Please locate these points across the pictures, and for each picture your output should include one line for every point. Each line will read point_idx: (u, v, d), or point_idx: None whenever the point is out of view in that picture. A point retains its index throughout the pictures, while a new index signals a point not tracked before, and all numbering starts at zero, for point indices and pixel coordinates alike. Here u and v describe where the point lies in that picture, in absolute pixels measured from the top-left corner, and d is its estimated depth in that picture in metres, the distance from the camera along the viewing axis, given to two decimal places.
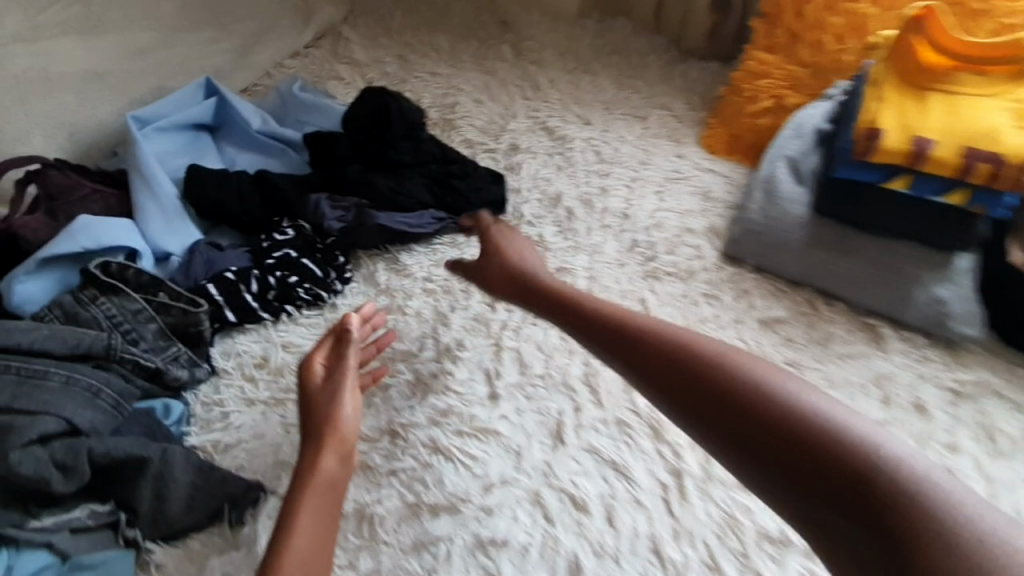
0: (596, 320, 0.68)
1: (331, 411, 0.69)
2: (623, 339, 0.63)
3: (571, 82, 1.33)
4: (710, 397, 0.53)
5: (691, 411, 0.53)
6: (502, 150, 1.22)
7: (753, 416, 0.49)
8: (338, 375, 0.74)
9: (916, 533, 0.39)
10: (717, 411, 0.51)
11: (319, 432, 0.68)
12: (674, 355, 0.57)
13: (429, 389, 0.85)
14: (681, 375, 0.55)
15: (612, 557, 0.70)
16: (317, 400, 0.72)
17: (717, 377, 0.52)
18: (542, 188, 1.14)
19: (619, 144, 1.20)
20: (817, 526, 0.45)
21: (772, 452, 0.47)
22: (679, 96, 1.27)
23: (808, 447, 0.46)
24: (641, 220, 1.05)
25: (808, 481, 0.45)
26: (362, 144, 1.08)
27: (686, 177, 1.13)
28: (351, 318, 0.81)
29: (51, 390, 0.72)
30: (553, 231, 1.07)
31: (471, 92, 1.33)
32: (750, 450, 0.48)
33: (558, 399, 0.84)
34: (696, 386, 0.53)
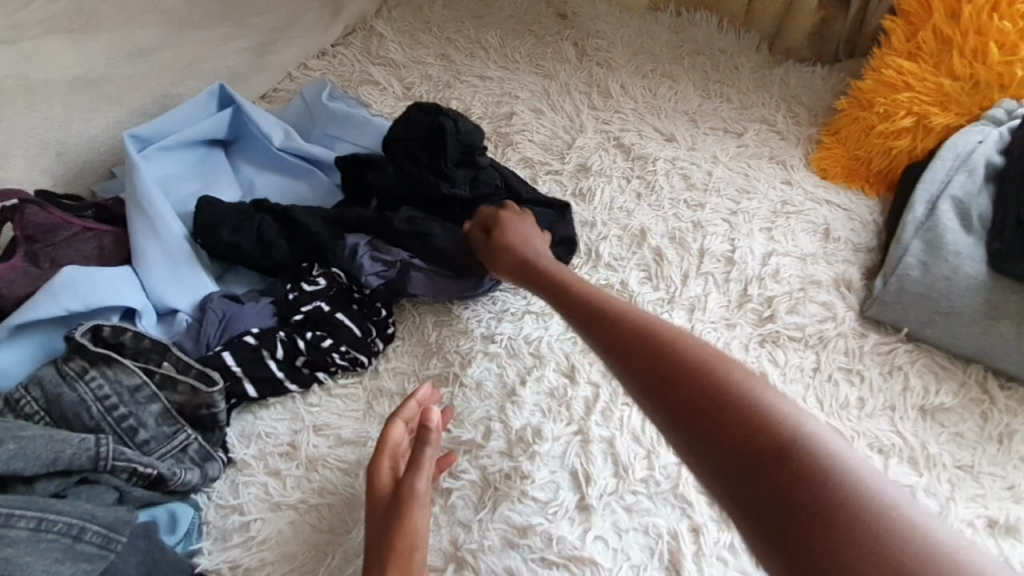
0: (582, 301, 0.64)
1: (384, 540, 0.57)
2: (587, 317, 0.61)
3: (647, 89, 1.13)
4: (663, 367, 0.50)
5: (656, 393, 0.49)
6: (569, 172, 1.03)
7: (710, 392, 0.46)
8: (400, 481, 0.61)
9: (830, 540, 0.36)
10: (664, 386, 0.48)
11: (378, 558, 0.57)
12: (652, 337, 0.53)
13: (500, 496, 0.66)
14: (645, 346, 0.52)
15: None
16: (372, 518, 0.60)
17: (661, 360, 0.50)
18: (621, 222, 0.95)
19: (711, 167, 1.00)
20: (741, 518, 0.41)
21: (735, 451, 0.42)
22: (779, 107, 1.07)
23: (759, 425, 0.42)
24: (750, 266, 0.85)
25: (745, 460, 0.41)
26: (412, 176, 0.89)
27: (800, 211, 0.92)
28: (407, 410, 0.67)
29: (13, 542, 0.55)
30: (639, 278, 0.88)
31: (529, 100, 1.13)
32: (689, 424, 0.45)
33: (666, 511, 0.64)
34: (643, 368, 0.51)
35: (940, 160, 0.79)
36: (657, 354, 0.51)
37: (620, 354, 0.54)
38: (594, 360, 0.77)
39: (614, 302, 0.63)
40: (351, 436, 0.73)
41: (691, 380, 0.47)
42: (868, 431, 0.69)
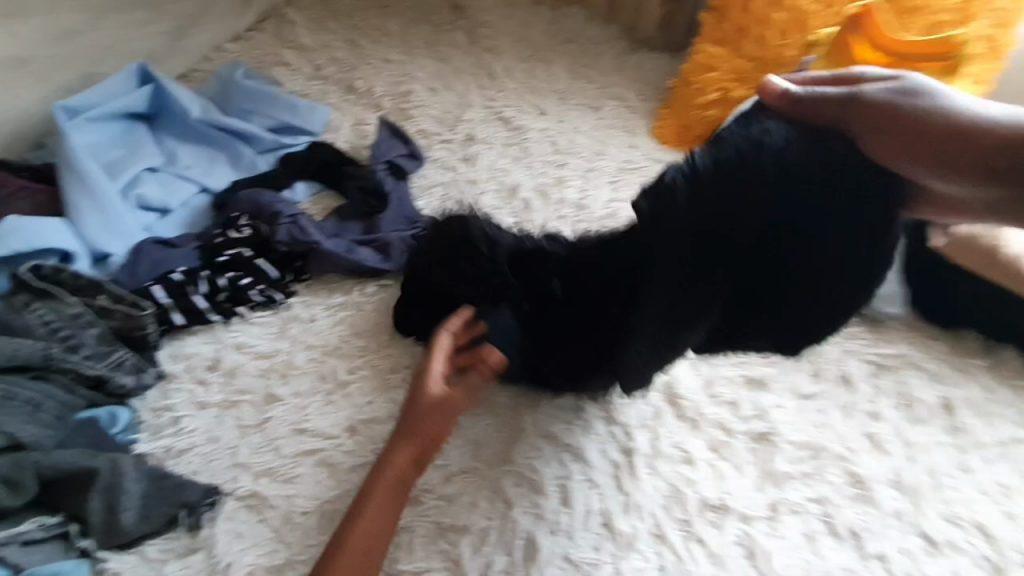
0: (944, 143, 0.62)
1: (422, 420, 0.73)
2: (914, 125, 0.62)
3: (527, 72, 1.34)
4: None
5: (970, 165, 0.61)
6: (458, 140, 1.22)
7: (998, 148, 0.60)
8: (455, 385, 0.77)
9: None
10: (1023, 170, 0.59)
11: (409, 427, 0.73)
12: (914, 123, 0.62)
13: (389, 385, 0.85)
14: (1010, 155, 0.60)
15: (569, 535, 0.73)
16: (394, 450, 0.72)
17: (986, 139, 0.61)
18: (499, 180, 1.15)
19: (575, 135, 1.22)
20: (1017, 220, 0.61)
21: (1021, 163, 0.59)
22: (631, 86, 1.30)
23: (1021, 140, 0.59)
24: (596, 211, 1.08)
25: (1015, 168, 0.60)
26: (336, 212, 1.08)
27: (638, 168, 1.16)
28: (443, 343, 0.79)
29: None
30: (511, 223, 1.08)
31: (425, 80, 1.31)
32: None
33: (514, 385, 0.84)
34: (915, 125, 0.62)
35: None
36: (932, 127, 0.62)
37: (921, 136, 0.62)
38: None
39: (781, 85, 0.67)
40: (265, 351, 0.89)
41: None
42: None
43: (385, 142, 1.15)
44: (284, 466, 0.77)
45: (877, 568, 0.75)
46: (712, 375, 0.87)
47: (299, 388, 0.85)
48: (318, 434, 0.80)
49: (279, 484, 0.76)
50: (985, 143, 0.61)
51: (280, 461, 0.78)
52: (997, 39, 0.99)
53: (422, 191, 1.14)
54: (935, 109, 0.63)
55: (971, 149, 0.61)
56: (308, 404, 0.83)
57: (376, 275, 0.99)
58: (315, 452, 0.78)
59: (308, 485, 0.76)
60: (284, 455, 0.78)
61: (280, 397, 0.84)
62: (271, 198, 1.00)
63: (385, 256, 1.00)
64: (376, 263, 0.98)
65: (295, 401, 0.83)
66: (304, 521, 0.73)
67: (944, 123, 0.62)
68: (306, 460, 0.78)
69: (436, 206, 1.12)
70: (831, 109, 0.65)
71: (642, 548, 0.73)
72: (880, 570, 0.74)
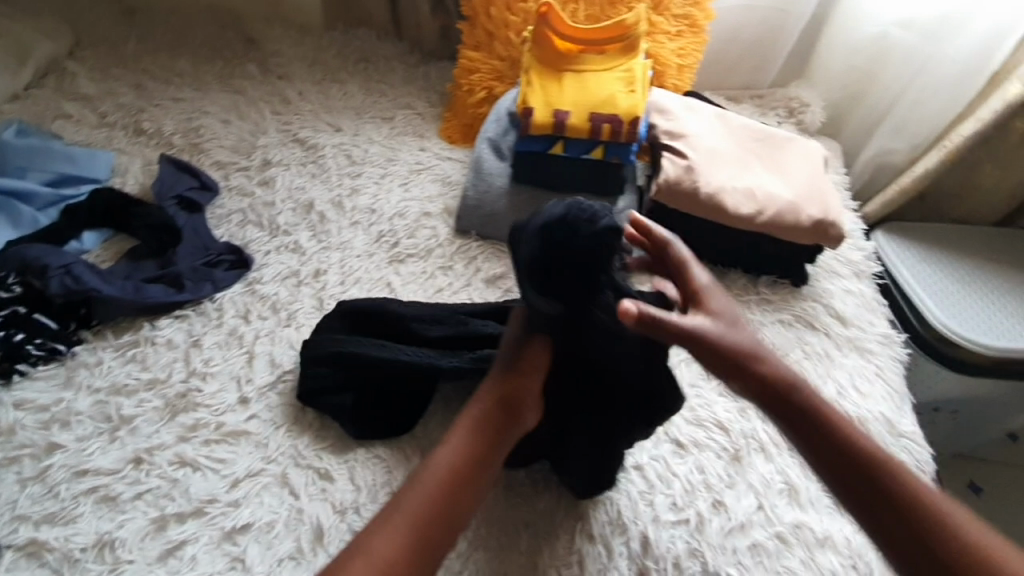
0: (755, 382, 0.74)
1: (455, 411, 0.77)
2: (806, 417, 0.72)
3: (321, 93, 1.41)
4: (859, 473, 0.67)
5: (837, 464, 0.68)
6: (255, 167, 1.26)
7: (851, 454, 0.68)
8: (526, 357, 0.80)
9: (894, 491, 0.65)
10: (827, 450, 0.69)
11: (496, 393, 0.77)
12: (814, 411, 0.72)
13: (177, 409, 0.87)
14: (837, 449, 0.69)
15: (354, 509, 0.78)
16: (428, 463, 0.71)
17: (848, 433, 0.70)
18: (295, 197, 1.20)
19: (369, 146, 1.30)
20: (877, 521, 0.65)
21: (878, 494, 0.66)
22: (421, 96, 1.42)
23: (870, 465, 0.67)
24: (386, 212, 1.16)
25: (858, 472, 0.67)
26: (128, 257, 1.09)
27: (427, 167, 1.26)
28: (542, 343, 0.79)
29: None
30: (307, 236, 1.13)
31: (218, 114, 1.34)
32: (849, 477, 0.67)
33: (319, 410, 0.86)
34: (831, 452, 0.69)
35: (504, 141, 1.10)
36: (862, 443, 0.69)
37: (825, 425, 0.71)
38: (263, 303, 1.02)
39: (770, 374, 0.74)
40: (46, 402, 0.88)
41: (864, 454, 0.68)
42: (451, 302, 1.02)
43: (169, 177, 1.18)
44: (64, 509, 0.77)
45: (636, 476, 0.86)
46: None
47: (84, 432, 0.85)
48: (102, 472, 0.80)
49: (61, 527, 0.76)
50: (761, 390, 0.74)
51: (61, 505, 0.78)
52: (695, 18, 1.16)
53: (220, 220, 1.17)
54: (840, 414, 0.72)
55: (850, 455, 0.68)
56: (91, 445, 0.83)
57: (170, 308, 1.01)
58: (97, 489, 0.79)
59: (91, 522, 0.76)
60: (64, 498, 0.78)
61: (62, 444, 0.83)
62: (39, 251, 0.98)
63: (178, 289, 1.02)
64: (167, 296, 1.00)
65: (78, 445, 0.84)
66: (84, 556, 0.74)
67: (804, 404, 0.72)
68: (88, 499, 0.78)
69: (233, 231, 1.15)
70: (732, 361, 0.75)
71: None
72: (638, 477, 0.86)
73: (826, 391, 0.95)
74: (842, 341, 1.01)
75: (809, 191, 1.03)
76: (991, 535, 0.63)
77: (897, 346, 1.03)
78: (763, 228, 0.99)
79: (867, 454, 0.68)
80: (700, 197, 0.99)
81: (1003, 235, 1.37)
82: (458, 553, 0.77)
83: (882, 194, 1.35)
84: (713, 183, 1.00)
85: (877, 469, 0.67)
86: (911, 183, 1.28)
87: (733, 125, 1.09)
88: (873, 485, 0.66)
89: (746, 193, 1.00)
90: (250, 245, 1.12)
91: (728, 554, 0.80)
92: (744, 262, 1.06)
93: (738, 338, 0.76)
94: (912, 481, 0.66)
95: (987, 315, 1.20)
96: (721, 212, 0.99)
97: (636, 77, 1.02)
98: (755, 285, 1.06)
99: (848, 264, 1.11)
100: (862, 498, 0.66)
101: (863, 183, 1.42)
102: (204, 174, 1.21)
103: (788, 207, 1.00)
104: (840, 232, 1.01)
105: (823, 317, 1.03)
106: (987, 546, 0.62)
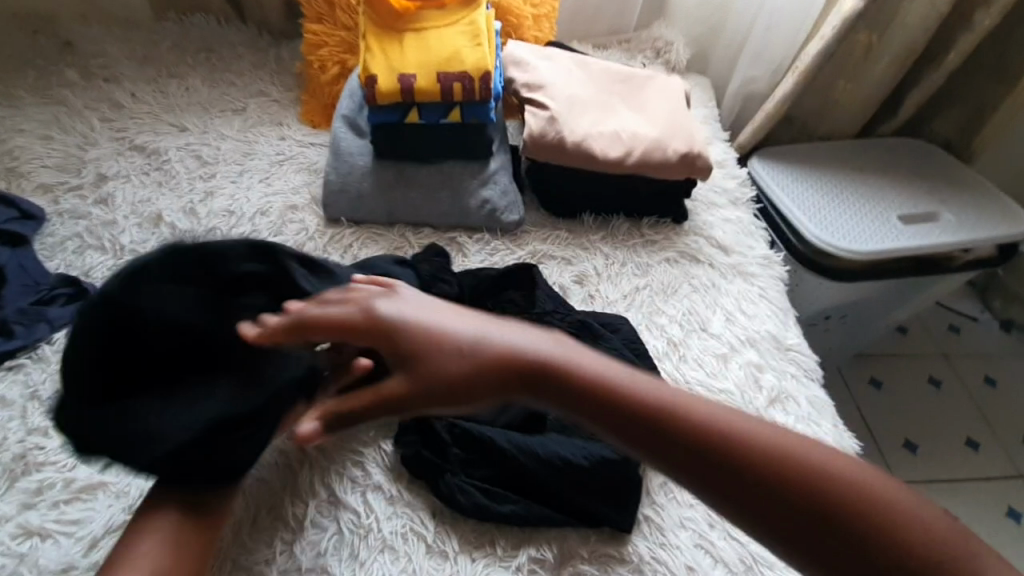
0: (712, 480, 0.54)
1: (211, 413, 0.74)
2: (755, 487, 0.53)
3: (158, 91, 1.26)
4: (778, 506, 0.53)
5: (754, 518, 0.53)
6: (89, 184, 1.11)
7: (835, 512, 0.51)
8: None
9: (888, 531, 0.50)
10: (805, 522, 0.52)
11: None
12: (753, 464, 0.54)
13: (15, 474, 0.76)
14: (796, 520, 0.52)
15: (238, 542, 0.72)
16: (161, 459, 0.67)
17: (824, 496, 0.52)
18: (140, 211, 1.07)
19: (220, 143, 1.18)
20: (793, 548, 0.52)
21: (845, 530, 0.51)
22: (274, 80, 1.31)
23: (859, 507, 0.51)
24: (245, 211, 1.05)
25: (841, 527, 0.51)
26: None
27: (290, 157, 1.16)
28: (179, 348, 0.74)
29: None
30: (158, 252, 1.01)
31: (36, 130, 1.17)
32: (804, 546, 0.52)
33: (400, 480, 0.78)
34: (778, 518, 0.52)
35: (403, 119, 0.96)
36: (813, 500, 0.52)
37: (613, 413, 0.57)
38: None
39: (700, 416, 0.56)
40: None
41: (842, 499, 0.52)
42: None
43: None
44: None
45: None
46: None
47: None
48: None
49: None
50: (719, 482, 0.54)
51: None
52: None
53: (54, 250, 1.03)
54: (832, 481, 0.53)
55: (792, 493, 0.53)
56: None
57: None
58: None
59: None
60: None
61: None
62: None
63: (7, 336, 0.89)
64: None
65: None
66: None
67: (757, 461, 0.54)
68: None
69: (70, 259, 1.01)
70: (690, 445, 0.55)
71: (319, 521, 0.74)
72: None
73: (714, 320, 0.96)
74: (726, 270, 1.02)
75: (675, 127, 1.01)
76: (917, 501, 0.53)
77: (777, 265, 1.05)
78: (636, 168, 0.97)
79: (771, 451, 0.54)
80: (568, 148, 0.96)
81: (861, 145, 1.45)
82: (360, 561, 0.71)
83: (752, 123, 1.38)
84: (577, 130, 0.97)
85: (826, 491, 0.52)
86: (777, 107, 1.30)
87: (593, 70, 1.07)
88: (792, 522, 0.52)
89: (612, 137, 0.98)
90: (90, 274, 0.99)
91: (642, 498, 0.80)
92: (626, 207, 1.06)
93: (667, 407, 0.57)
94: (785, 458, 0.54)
95: (854, 223, 1.26)
96: (591, 158, 0.96)
97: (480, 30, 0.97)
98: (639, 227, 1.06)
99: (725, 193, 1.13)
100: (780, 527, 0.52)
101: (736, 115, 1.45)
102: (22, 202, 1.05)
103: (655, 144, 0.98)
104: (708, 162, 0.99)
105: (706, 250, 1.04)
106: (894, 499, 0.52)
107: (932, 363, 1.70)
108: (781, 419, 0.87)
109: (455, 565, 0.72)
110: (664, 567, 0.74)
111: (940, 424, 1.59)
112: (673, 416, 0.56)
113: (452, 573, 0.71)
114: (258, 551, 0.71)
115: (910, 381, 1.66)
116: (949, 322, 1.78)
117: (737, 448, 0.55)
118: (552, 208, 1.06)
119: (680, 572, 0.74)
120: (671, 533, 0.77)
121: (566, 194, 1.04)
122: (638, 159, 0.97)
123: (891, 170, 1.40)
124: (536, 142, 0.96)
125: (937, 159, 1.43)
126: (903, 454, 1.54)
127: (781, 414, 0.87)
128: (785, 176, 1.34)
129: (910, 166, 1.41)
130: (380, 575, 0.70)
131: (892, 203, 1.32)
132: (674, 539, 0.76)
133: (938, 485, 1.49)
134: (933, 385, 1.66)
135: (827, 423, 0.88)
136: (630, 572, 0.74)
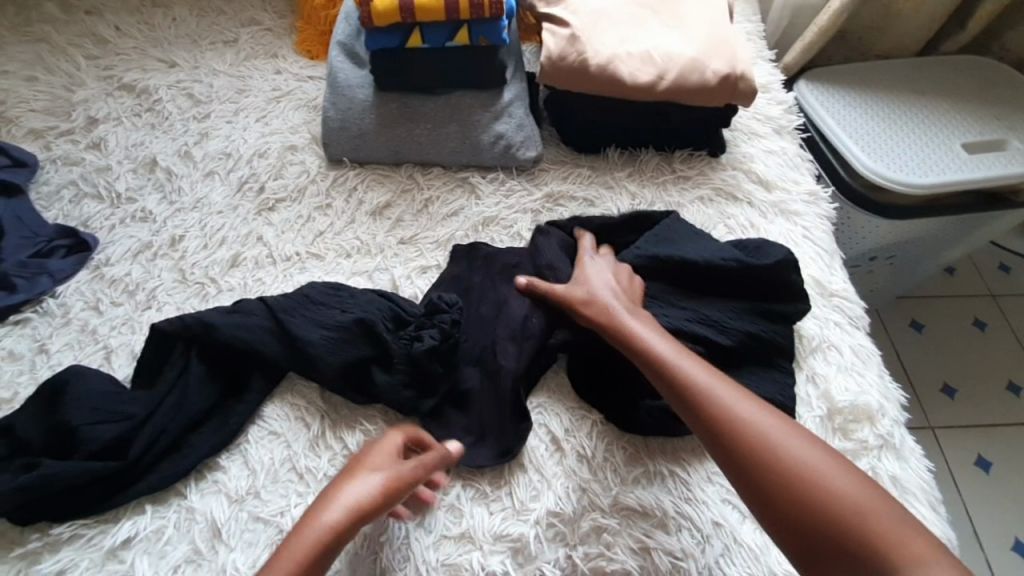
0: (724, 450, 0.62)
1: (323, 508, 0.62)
2: (770, 479, 0.58)
3: (143, 23, 1.16)
4: (787, 501, 0.57)
5: (766, 503, 0.58)
6: (79, 128, 1.05)
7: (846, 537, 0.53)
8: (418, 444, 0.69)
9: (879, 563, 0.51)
10: (809, 530, 0.55)
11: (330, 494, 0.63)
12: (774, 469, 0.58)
13: None
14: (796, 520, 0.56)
15: (253, 494, 0.70)
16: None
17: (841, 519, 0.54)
18: (134, 155, 1.01)
19: (213, 79, 1.09)
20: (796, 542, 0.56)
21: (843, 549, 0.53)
22: (266, 6, 1.19)
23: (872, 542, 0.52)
24: (243, 153, 0.98)
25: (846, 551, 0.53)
26: None
27: (288, 92, 1.07)
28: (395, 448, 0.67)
29: None
30: (156, 199, 0.96)
31: (20, 71, 1.10)
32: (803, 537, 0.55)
33: None
34: (787, 515, 0.56)
35: (402, 43, 0.86)
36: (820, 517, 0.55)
37: (665, 370, 0.68)
38: (115, 288, 0.87)
39: (739, 402, 0.63)
40: None
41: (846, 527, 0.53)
42: (335, 245, 0.89)
43: None
44: None
45: (565, 392, 0.79)
46: (387, 278, 0.86)
47: None
48: None
49: None
50: (736, 445, 0.61)
51: None
52: None
53: (51, 200, 0.98)
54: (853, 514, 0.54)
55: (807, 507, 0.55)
56: None
57: (4, 316, 0.85)
58: None
59: None
60: None
61: None
62: None
63: (10, 290, 0.86)
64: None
65: None
66: None
67: (794, 468, 0.57)
68: None
69: (67, 209, 0.97)
70: (712, 415, 0.63)
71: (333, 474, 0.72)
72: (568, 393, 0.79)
73: None
74: (766, 208, 0.93)
75: (715, 44, 0.89)
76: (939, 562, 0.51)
77: (823, 202, 0.95)
78: (668, 93, 0.86)
79: (796, 470, 0.57)
80: (590, 71, 0.85)
81: (929, 62, 1.29)
82: (376, 515, 0.70)
83: (799, 39, 1.23)
84: (602, 52, 0.85)
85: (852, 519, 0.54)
86: (829, 19, 1.15)
87: None
88: (794, 515, 0.56)
89: (642, 58, 0.86)
90: (89, 223, 0.95)
91: (668, 452, 0.76)
92: (655, 138, 0.96)
93: (716, 389, 0.65)
94: (815, 467, 0.57)
95: (910, 152, 1.14)
96: (617, 83, 0.85)
97: None
98: (669, 162, 0.96)
99: (767, 121, 1.01)
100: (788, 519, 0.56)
101: (781, 31, 1.29)
102: (12, 149, 0.99)
103: (691, 64, 0.86)
104: (751, 85, 0.87)
105: (744, 186, 0.94)
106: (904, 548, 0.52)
107: (977, 302, 1.60)
108: (822, 369, 0.81)
109: (472, 517, 0.70)
110: (690, 522, 0.71)
111: (981, 366, 1.51)
112: (705, 398, 0.64)
113: (469, 526, 0.69)
114: (274, 503, 0.70)
115: (952, 323, 1.57)
116: (998, 260, 1.66)
117: (770, 435, 0.60)
118: (573, 142, 0.96)
119: (709, 527, 0.70)
120: (698, 487, 0.73)
121: (588, 127, 0.94)
122: (670, 84, 0.86)
123: (959, 90, 1.24)
124: (554, 66, 0.85)
125: (1011, 77, 1.26)
126: (940, 398, 1.47)
127: (820, 362, 0.81)
128: (836, 100, 1.21)
129: (980, 87, 1.25)
130: (397, 528, 0.69)
131: (955, 130, 1.18)
132: (701, 494, 0.73)
133: (974, 430, 1.42)
134: (976, 326, 1.56)
135: (872, 374, 0.81)
136: (655, 524, 0.71)
